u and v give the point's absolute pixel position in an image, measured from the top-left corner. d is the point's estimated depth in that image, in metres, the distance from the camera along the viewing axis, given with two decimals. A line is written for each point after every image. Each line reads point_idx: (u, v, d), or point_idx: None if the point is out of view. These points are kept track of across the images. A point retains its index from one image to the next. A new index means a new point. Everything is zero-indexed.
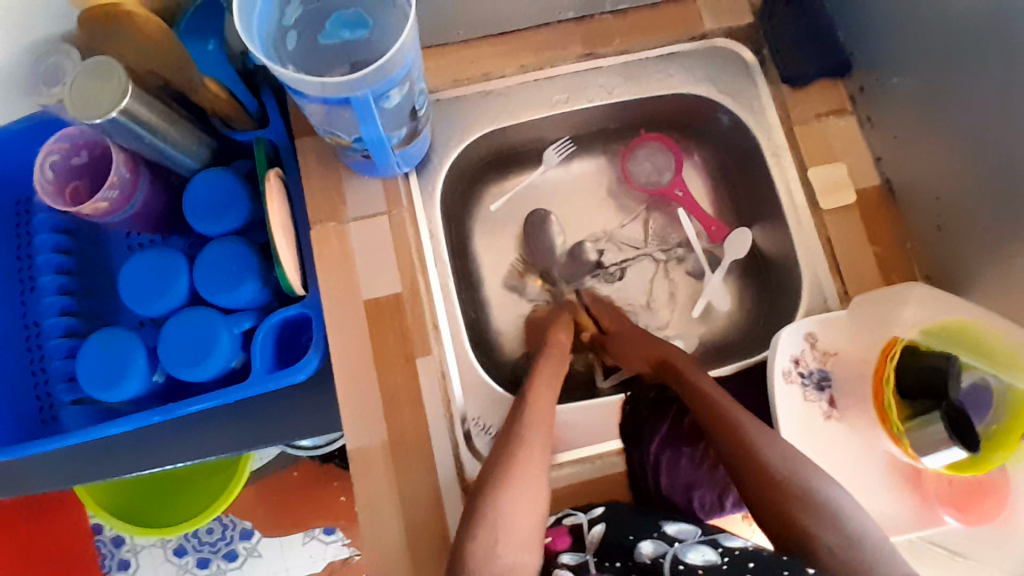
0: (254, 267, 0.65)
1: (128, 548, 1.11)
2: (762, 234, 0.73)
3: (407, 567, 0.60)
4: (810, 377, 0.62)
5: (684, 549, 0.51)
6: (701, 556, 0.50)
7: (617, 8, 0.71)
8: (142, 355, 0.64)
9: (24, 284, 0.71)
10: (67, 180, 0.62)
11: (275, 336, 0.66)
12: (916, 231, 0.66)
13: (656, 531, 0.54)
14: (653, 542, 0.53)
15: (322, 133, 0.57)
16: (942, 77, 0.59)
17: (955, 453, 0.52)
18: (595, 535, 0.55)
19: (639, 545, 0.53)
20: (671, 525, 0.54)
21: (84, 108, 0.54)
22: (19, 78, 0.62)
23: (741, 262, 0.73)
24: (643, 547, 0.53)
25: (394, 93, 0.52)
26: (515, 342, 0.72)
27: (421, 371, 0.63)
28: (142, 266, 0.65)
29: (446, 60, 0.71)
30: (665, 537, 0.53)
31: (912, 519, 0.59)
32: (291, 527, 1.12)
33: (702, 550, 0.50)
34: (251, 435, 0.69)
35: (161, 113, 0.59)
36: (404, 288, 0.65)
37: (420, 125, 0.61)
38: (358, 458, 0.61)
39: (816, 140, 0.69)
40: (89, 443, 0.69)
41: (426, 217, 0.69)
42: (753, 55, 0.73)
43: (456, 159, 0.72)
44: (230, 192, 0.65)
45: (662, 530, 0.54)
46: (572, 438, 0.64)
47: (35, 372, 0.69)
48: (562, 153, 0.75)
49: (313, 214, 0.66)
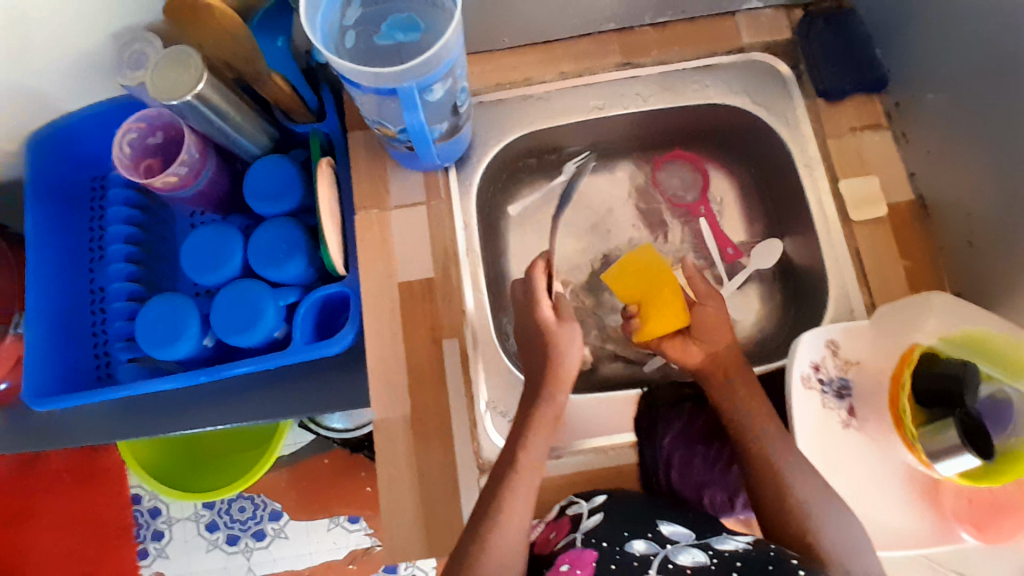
0: (302, 245, 0.69)
1: (163, 520, 1.17)
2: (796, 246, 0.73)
3: (422, 541, 0.62)
4: (830, 385, 0.62)
5: (675, 550, 0.52)
6: (690, 558, 0.51)
7: (656, 21, 0.75)
8: (195, 319, 0.69)
9: (95, 253, 0.78)
10: (142, 158, 0.69)
11: (316, 310, 0.71)
12: (948, 247, 0.66)
13: (651, 532, 0.55)
14: (646, 541, 0.54)
15: (371, 124, 0.61)
16: (977, 94, 0.60)
17: (966, 462, 0.51)
18: (591, 522, 0.57)
19: (631, 540, 0.54)
20: (667, 526, 0.56)
21: (164, 90, 0.60)
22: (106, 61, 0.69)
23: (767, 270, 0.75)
24: (635, 543, 0.54)
25: (437, 87, 0.56)
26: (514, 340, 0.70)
27: (447, 352, 0.67)
28: (202, 239, 0.70)
29: (490, 65, 0.75)
30: (658, 538, 0.54)
31: (928, 536, 0.58)
32: (318, 512, 1.16)
33: (691, 553, 0.52)
34: (287, 406, 0.74)
35: (230, 100, 0.65)
36: (437, 273, 0.68)
37: (462, 121, 0.65)
38: (383, 431, 0.65)
39: (848, 154, 0.70)
40: (129, 399, 0.75)
41: (462, 209, 0.71)
42: (790, 69, 0.74)
43: (494, 157, 0.74)
44: (286, 175, 0.71)
45: (656, 530, 0.55)
46: (588, 430, 0.65)
47: (96, 333, 0.76)
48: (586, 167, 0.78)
49: (359, 199, 0.71)
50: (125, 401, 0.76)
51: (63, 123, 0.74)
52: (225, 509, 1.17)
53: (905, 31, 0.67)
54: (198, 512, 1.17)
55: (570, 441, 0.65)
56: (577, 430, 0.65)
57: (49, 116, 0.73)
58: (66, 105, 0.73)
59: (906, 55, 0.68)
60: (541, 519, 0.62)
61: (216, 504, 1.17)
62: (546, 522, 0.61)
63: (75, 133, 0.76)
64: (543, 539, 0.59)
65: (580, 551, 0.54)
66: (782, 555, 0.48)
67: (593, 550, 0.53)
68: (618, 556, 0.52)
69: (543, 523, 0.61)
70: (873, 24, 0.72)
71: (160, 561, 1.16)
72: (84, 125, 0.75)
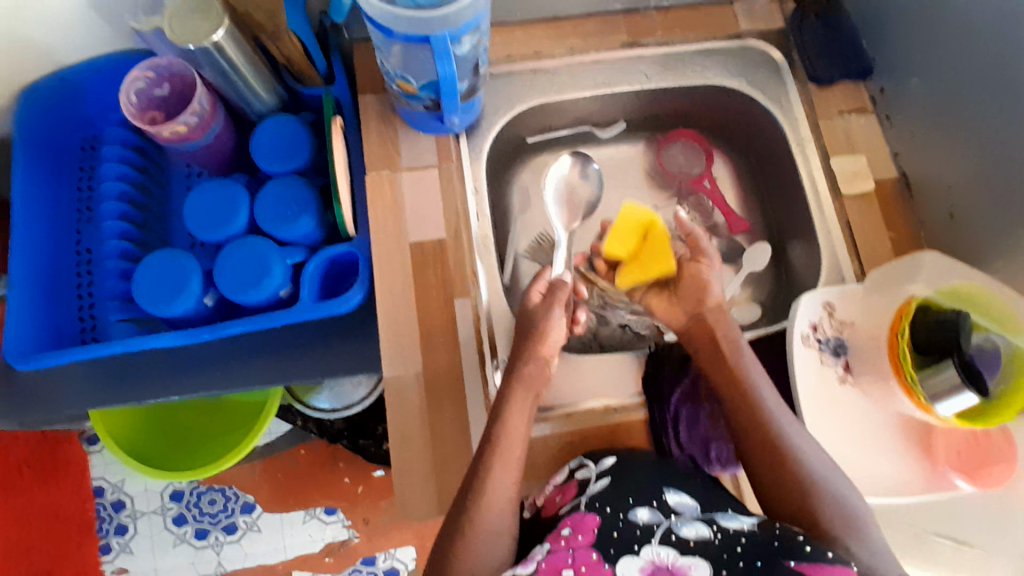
0: (312, 202, 0.69)
1: (127, 514, 1.11)
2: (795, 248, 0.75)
3: (432, 500, 0.62)
4: (826, 343, 0.65)
5: (680, 522, 0.52)
6: (695, 531, 0.50)
7: (661, 4, 0.78)
8: (198, 277, 0.68)
9: (83, 214, 0.76)
10: (147, 110, 0.68)
11: (323, 271, 0.71)
12: (930, 220, 0.71)
13: (656, 501, 0.54)
14: (650, 509, 0.53)
15: (393, 76, 0.62)
16: (961, 71, 0.65)
17: (967, 400, 0.55)
18: (597, 486, 0.56)
19: (634, 507, 0.53)
20: (673, 496, 0.54)
21: (183, 34, 0.60)
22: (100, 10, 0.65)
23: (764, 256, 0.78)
24: (639, 511, 0.52)
25: (466, 41, 0.57)
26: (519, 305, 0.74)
27: (458, 312, 0.67)
28: (205, 195, 0.69)
29: (501, 38, 0.76)
30: (664, 507, 0.53)
31: (927, 483, 0.61)
32: (294, 505, 1.12)
33: (696, 526, 0.51)
34: (285, 371, 0.72)
35: (246, 55, 0.65)
36: (448, 235, 0.69)
37: (479, 83, 0.66)
38: (393, 389, 0.64)
39: (838, 134, 0.74)
40: (111, 360, 0.72)
41: (472, 173, 0.72)
42: (782, 57, 0.77)
43: (501, 128, 0.75)
44: (296, 134, 0.70)
45: (662, 499, 0.54)
46: (593, 390, 0.67)
47: (81, 296, 0.74)
48: (611, 132, 0.82)
49: (370, 161, 0.71)
50: (105, 365, 0.72)
51: (63, 75, 0.71)
52: (194, 502, 1.12)
53: (890, 21, 0.73)
54: (165, 505, 1.11)
55: (576, 399, 0.67)
56: (584, 392, 0.67)
57: (44, 68, 0.70)
58: (65, 57, 0.70)
59: (889, 44, 0.74)
60: (550, 482, 0.62)
61: (186, 496, 1.12)
62: (554, 485, 0.61)
63: (68, 88, 0.73)
64: (550, 502, 0.59)
65: (582, 515, 0.53)
66: (788, 534, 0.48)
67: (595, 515, 0.52)
68: (621, 522, 0.51)
69: (554, 484, 0.61)
70: (860, 17, 0.77)
71: (123, 556, 1.09)
72: (79, 78, 0.73)
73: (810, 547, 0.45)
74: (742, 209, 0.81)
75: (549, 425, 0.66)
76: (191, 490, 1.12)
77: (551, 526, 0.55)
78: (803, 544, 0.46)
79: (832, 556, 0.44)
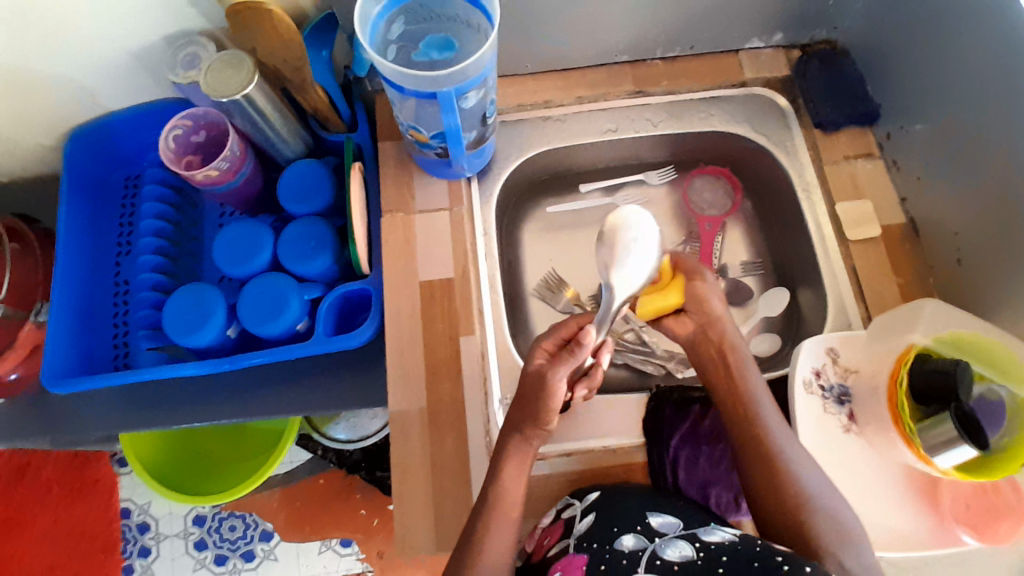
0: (329, 242, 0.73)
1: (150, 536, 1.14)
2: (804, 292, 0.76)
3: (432, 531, 0.63)
4: (831, 391, 0.65)
5: (663, 544, 0.51)
6: (678, 553, 0.50)
7: (666, 55, 0.81)
8: (222, 309, 0.73)
9: (122, 247, 0.82)
10: (183, 154, 0.74)
11: (338, 307, 0.75)
12: (938, 265, 0.70)
13: (639, 525, 0.54)
14: (634, 536, 0.53)
15: (407, 127, 0.66)
16: (964, 120, 0.66)
17: (965, 453, 0.54)
18: (582, 525, 0.56)
19: (620, 536, 0.53)
20: (655, 518, 0.55)
21: (216, 87, 0.66)
22: (143, 63, 0.72)
23: (774, 320, 0.78)
24: (624, 539, 0.53)
25: (471, 95, 0.61)
26: (528, 343, 0.76)
27: (463, 349, 0.69)
28: (234, 234, 0.74)
29: (513, 89, 0.80)
30: (647, 532, 0.53)
31: (930, 537, 0.60)
32: (310, 535, 1.14)
33: (679, 547, 0.50)
34: (298, 403, 0.76)
35: (273, 105, 0.71)
36: (456, 274, 0.72)
37: (487, 132, 0.71)
38: (397, 421, 0.66)
39: (843, 178, 0.75)
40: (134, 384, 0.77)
41: (482, 216, 0.76)
42: (788, 102, 0.80)
43: (512, 170, 0.79)
44: (317, 178, 0.75)
45: (645, 523, 0.54)
46: (595, 426, 0.68)
47: (117, 323, 0.79)
48: (664, 178, 0.84)
49: (385, 204, 0.75)
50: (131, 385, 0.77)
51: (106, 120, 0.79)
52: (215, 527, 1.14)
53: (893, 70, 0.74)
54: (188, 529, 1.14)
55: (577, 438, 0.67)
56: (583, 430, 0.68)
57: (95, 113, 0.78)
58: (110, 105, 0.77)
59: (892, 92, 0.75)
60: (539, 525, 0.63)
61: (207, 521, 1.15)
62: (542, 529, 0.61)
63: (119, 132, 0.81)
64: (538, 547, 0.59)
65: (570, 557, 0.53)
66: (767, 551, 0.46)
67: (583, 553, 0.53)
68: (607, 555, 0.51)
69: (541, 529, 0.61)
70: (864, 65, 0.78)
71: None
72: (127, 122, 0.80)
73: (788, 566, 0.44)
74: (752, 251, 0.81)
75: (548, 463, 0.66)
76: (212, 515, 1.15)
77: (542, 569, 0.55)
78: (782, 565, 0.44)
79: (811, 572, 0.43)
